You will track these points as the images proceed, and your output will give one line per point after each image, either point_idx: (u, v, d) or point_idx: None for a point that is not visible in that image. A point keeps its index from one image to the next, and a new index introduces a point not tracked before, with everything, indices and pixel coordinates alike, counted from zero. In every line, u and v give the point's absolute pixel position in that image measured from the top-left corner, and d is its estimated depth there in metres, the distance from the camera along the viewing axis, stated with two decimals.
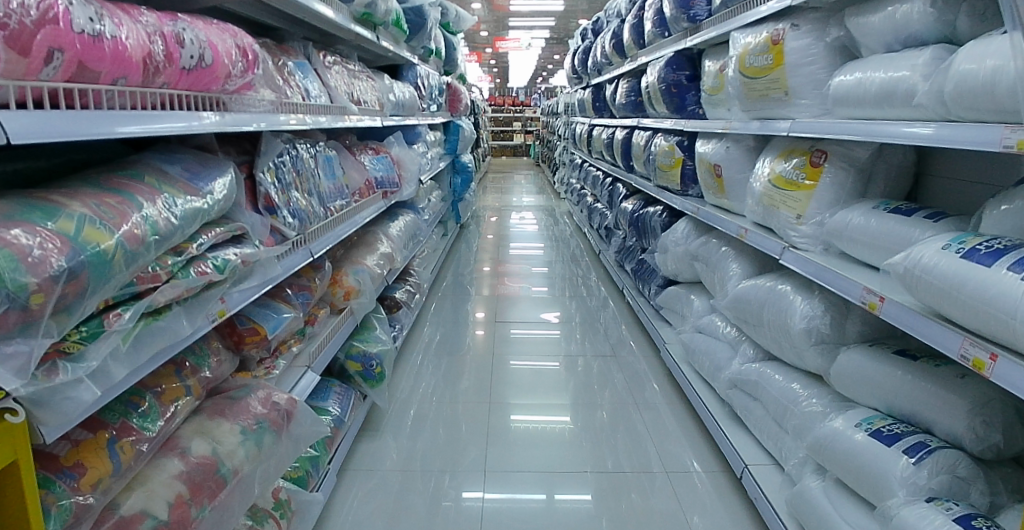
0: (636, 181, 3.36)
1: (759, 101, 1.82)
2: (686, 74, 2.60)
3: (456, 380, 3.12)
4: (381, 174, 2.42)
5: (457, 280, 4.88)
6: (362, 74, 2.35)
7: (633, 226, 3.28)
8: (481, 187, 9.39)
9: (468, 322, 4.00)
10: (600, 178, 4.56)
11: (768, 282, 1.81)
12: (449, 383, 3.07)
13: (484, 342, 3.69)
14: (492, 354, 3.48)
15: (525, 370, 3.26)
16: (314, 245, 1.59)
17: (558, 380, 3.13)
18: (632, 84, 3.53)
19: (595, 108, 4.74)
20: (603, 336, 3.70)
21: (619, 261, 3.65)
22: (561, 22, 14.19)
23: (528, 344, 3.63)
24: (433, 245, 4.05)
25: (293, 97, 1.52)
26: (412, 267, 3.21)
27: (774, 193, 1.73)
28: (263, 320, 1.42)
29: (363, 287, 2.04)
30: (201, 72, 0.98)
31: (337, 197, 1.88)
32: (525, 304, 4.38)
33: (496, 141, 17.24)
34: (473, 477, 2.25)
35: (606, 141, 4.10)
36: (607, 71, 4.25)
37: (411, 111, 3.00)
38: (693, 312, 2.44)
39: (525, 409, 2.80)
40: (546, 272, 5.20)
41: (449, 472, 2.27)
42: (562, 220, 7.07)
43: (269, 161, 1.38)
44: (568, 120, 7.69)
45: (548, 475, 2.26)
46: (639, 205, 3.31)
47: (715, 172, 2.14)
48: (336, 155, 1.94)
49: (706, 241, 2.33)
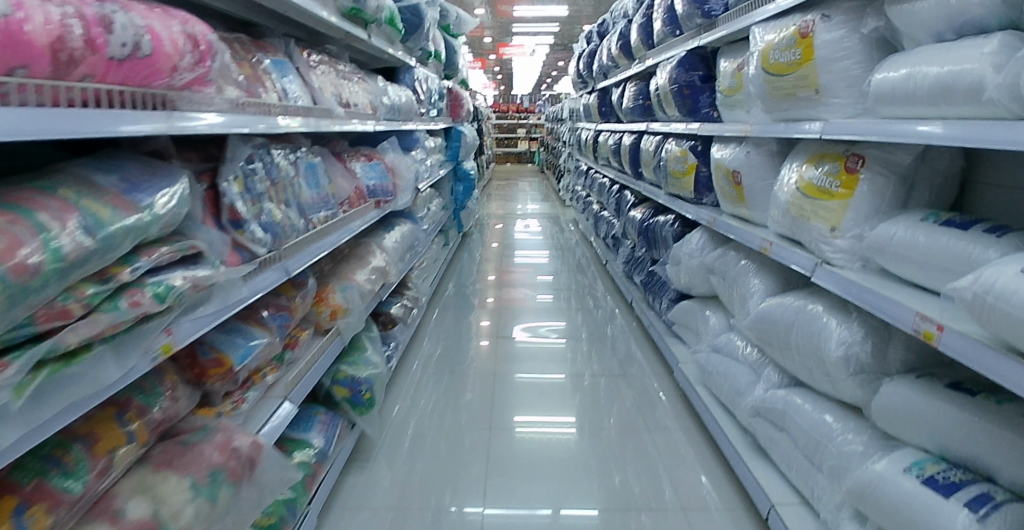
0: (645, 189, 3.18)
1: (784, 100, 1.65)
2: (699, 75, 2.43)
3: (459, 392, 3.00)
4: (374, 182, 2.27)
5: (459, 290, 4.71)
6: (353, 75, 2.20)
7: (642, 236, 3.10)
8: (484, 194, 9.25)
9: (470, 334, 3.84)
10: (607, 185, 4.40)
11: (797, 301, 1.63)
12: (452, 395, 2.96)
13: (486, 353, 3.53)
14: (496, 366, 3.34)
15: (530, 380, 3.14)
16: (292, 262, 1.43)
17: (565, 393, 2.99)
18: (641, 87, 3.37)
19: (601, 112, 4.59)
20: (611, 351, 3.51)
21: (627, 271, 3.48)
22: (565, 28, 14.09)
23: (532, 358, 3.46)
24: (433, 254, 3.90)
25: (267, 97, 1.37)
26: (410, 280, 3.05)
27: (804, 203, 1.55)
28: (230, 349, 1.26)
29: (351, 305, 1.87)
30: (137, 63, 0.82)
31: (322, 208, 1.73)
32: (530, 315, 4.21)
33: (501, 148, 17.13)
34: (474, 490, 2.16)
35: (613, 147, 3.94)
36: (613, 75, 4.10)
37: (407, 115, 2.85)
38: (708, 330, 2.26)
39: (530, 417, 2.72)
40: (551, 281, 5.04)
41: (451, 486, 2.17)
42: (568, 228, 6.90)
43: (237, 168, 1.22)
44: (574, 126, 7.53)
45: (555, 489, 2.16)
46: (648, 213, 3.14)
47: (734, 179, 1.97)
48: (321, 162, 1.78)
49: (723, 254, 2.15)
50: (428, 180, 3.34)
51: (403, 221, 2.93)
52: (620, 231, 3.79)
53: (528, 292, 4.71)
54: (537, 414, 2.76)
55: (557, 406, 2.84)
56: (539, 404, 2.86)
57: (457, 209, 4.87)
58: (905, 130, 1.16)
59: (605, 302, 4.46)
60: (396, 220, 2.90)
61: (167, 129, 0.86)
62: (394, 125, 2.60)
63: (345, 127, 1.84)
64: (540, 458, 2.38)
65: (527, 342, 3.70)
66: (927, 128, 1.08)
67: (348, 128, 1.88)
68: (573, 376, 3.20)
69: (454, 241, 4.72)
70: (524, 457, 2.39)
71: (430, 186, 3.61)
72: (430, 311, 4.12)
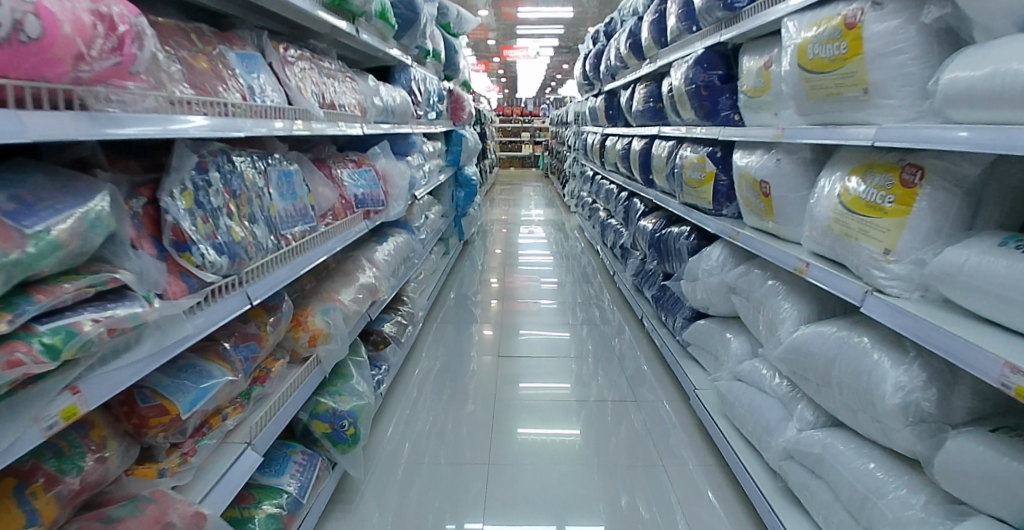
0: (657, 198, 2.98)
1: (827, 102, 1.45)
2: (719, 74, 2.22)
3: (461, 402, 2.88)
4: (363, 190, 2.07)
5: (459, 300, 4.51)
6: (339, 73, 2.02)
7: (653, 248, 2.90)
8: (487, 199, 9.05)
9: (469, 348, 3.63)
10: (614, 192, 4.20)
11: (840, 330, 1.42)
12: (453, 406, 2.83)
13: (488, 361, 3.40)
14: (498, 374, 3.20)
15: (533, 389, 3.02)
16: (258, 286, 1.23)
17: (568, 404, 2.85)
18: (652, 89, 3.17)
19: (608, 116, 4.39)
20: (619, 368, 3.29)
21: (637, 284, 3.27)
22: (570, 31, 13.92)
23: (533, 370, 3.25)
24: (432, 264, 3.70)
25: (228, 97, 1.19)
26: (404, 294, 2.85)
27: (851, 220, 1.34)
28: (177, 393, 1.06)
29: (334, 329, 1.67)
30: (15, 49, 0.62)
31: (299, 222, 1.53)
32: (533, 326, 4.00)
33: (505, 152, 16.95)
34: (475, 505, 2.07)
35: (620, 153, 3.75)
36: (622, 76, 3.90)
37: (402, 118, 2.66)
38: (729, 355, 2.04)
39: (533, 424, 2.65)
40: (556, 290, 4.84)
41: (450, 502, 2.08)
42: (573, 235, 6.69)
43: (183, 180, 1.04)
44: (580, 130, 7.34)
45: (559, 503, 2.08)
46: (660, 223, 2.94)
47: (761, 190, 1.77)
48: (299, 170, 1.59)
49: (746, 272, 1.94)
50: (425, 186, 3.15)
51: (398, 231, 2.74)
52: (628, 242, 3.59)
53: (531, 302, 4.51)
54: (547, 422, 2.66)
55: (563, 419, 2.70)
56: (550, 413, 2.75)
57: (458, 216, 4.67)
58: (953, 135, 1.03)
59: (611, 314, 4.24)
60: (390, 230, 2.70)
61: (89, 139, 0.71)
62: (386, 129, 2.41)
63: (325, 131, 1.66)
64: (544, 489, 2.16)
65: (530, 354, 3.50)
66: (978, 134, 0.96)
67: (328, 132, 1.70)
68: (579, 385, 3.08)
69: (455, 249, 4.52)
70: (530, 470, 2.29)
71: (429, 193, 3.43)
72: (429, 321, 3.92)
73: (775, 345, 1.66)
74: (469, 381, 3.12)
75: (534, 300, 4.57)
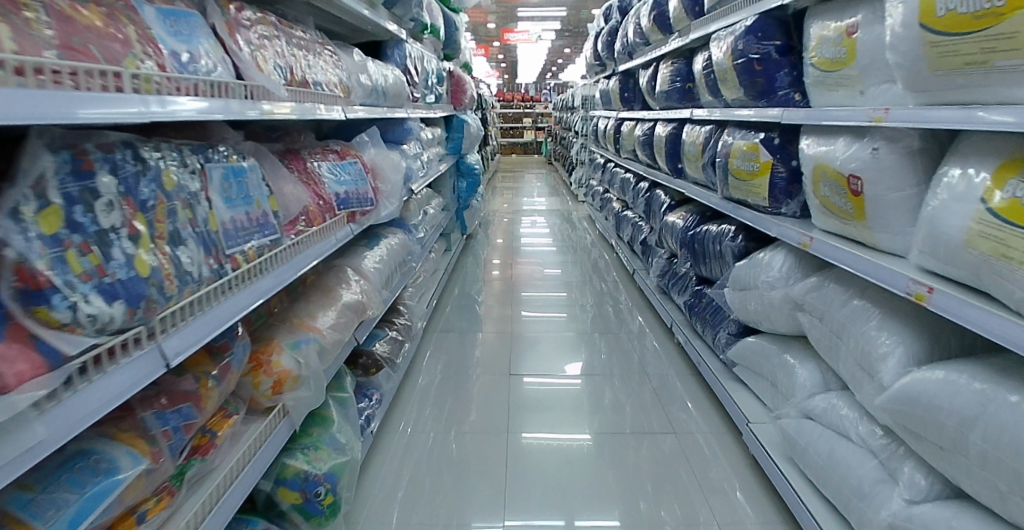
0: (689, 191, 2.60)
1: (962, 73, 1.05)
2: (776, 45, 1.81)
3: (465, 401, 2.71)
4: (347, 188, 1.69)
5: (462, 299, 4.15)
6: (315, 44, 1.65)
7: (686, 249, 2.53)
8: (490, 188, 8.63)
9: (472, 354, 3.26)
10: (631, 181, 3.82)
11: (983, 385, 1.03)
12: (457, 407, 2.65)
13: (492, 359, 3.19)
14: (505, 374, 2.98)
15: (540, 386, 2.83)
16: (180, 338, 0.86)
17: (576, 400, 2.68)
18: (681, 67, 2.78)
19: (623, 99, 3.98)
20: (641, 377, 2.92)
21: (664, 287, 2.90)
22: (573, 12, 13.41)
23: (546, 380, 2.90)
24: (433, 263, 3.33)
25: (132, 66, 0.83)
26: (401, 303, 2.49)
27: (1010, 236, 0.94)
28: (45, 509, 0.69)
29: (305, 370, 1.32)
30: None
31: (256, 235, 1.16)
32: (543, 328, 3.63)
33: (506, 138, 16.48)
34: (485, 506, 1.95)
35: (640, 139, 3.35)
36: (641, 53, 3.50)
37: (395, 101, 2.28)
38: (797, 389, 1.68)
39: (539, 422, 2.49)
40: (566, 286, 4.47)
41: (458, 502, 1.98)
42: (582, 225, 6.29)
43: (40, 190, 0.67)
44: (588, 114, 6.90)
45: (568, 502, 1.96)
46: (693, 219, 2.56)
47: (848, 187, 1.41)
48: (257, 167, 1.22)
49: (822, 289, 1.58)
50: (423, 178, 2.78)
51: (392, 232, 2.36)
52: (652, 238, 3.22)
53: (541, 300, 4.14)
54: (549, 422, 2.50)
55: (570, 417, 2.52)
56: (554, 413, 2.57)
57: (461, 209, 4.29)
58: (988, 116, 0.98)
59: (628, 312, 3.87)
60: (383, 232, 2.33)
61: (41, 117, 0.57)
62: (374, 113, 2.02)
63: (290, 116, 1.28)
64: (551, 490, 2.03)
65: (543, 361, 3.13)
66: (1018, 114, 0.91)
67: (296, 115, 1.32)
68: (590, 381, 2.87)
69: (458, 245, 4.14)
70: (535, 468, 2.16)
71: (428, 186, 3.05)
72: (431, 324, 3.56)
73: (877, 390, 1.29)
74: (474, 386, 2.85)
75: (544, 298, 4.19)
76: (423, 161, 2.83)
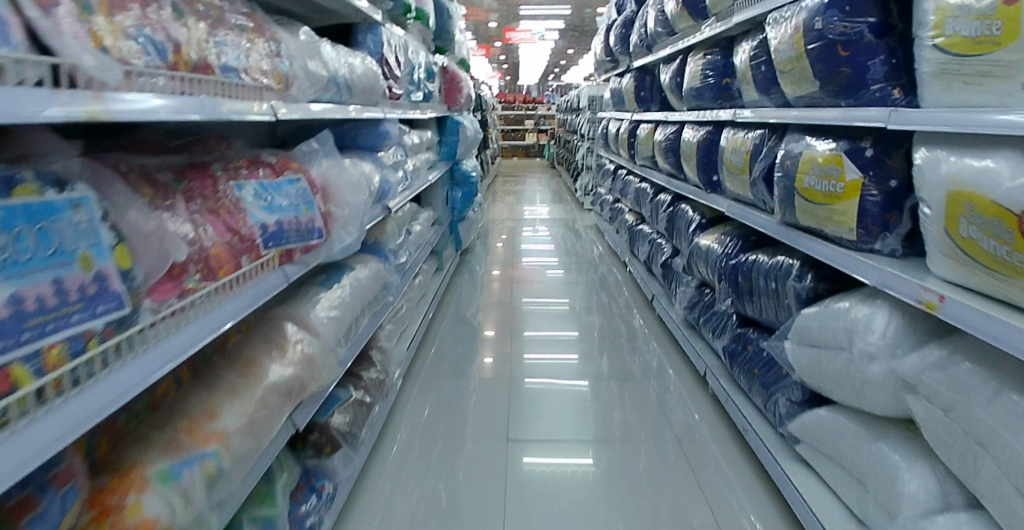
0: (730, 211, 2.11)
1: None
2: (869, 23, 1.34)
3: (461, 419, 2.45)
4: (288, 216, 1.21)
5: (455, 322, 3.66)
6: (237, 16, 1.17)
7: (727, 282, 2.03)
8: (489, 194, 8.13)
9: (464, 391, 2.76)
10: (649, 192, 3.34)
11: None
12: (452, 425, 2.40)
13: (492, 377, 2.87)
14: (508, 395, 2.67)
15: (544, 405, 2.57)
16: (25, 441, 0.56)
17: (581, 421, 2.43)
18: (716, 59, 2.30)
19: (637, 99, 3.50)
20: (662, 421, 2.42)
21: (693, 322, 2.42)
22: (576, 12, 12.93)
23: (547, 425, 2.40)
24: (421, 286, 2.84)
25: None
26: (372, 348, 2.00)
27: None
28: None
29: (184, 514, 0.84)
30: None
31: (77, 315, 0.66)
32: (546, 357, 3.12)
33: (507, 140, 15.99)
34: None
35: (660, 144, 2.86)
36: (662, 45, 3.03)
37: (365, 97, 1.81)
38: (904, 499, 1.20)
39: (544, 447, 2.23)
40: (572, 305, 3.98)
41: None
42: (588, 235, 5.79)
43: None
44: (595, 116, 6.43)
45: None
46: (736, 245, 2.07)
47: (1012, 226, 0.92)
48: (85, 201, 0.72)
49: (948, 367, 1.09)
50: (405, 192, 2.30)
51: (360, 261, 1.87)
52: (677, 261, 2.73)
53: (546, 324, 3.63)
54: (553, 445, 2.24)
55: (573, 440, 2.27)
56: (557, 435, 2.31)
57: (456, 221, 3.79)
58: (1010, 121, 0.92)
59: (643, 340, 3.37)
60: (350, 262, 1.84)
61: None
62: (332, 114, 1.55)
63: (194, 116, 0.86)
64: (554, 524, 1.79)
65: (545, 398, 2.63)
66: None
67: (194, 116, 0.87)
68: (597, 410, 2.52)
69: (452, 263, 3.66)
70: (534, 495, 1.93)
71: (412, 200, 2.57)
72: (420, 351, 3.07)
73: None
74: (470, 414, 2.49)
75: (547, 319, 3.70)
76: (405, 171, 2.35)
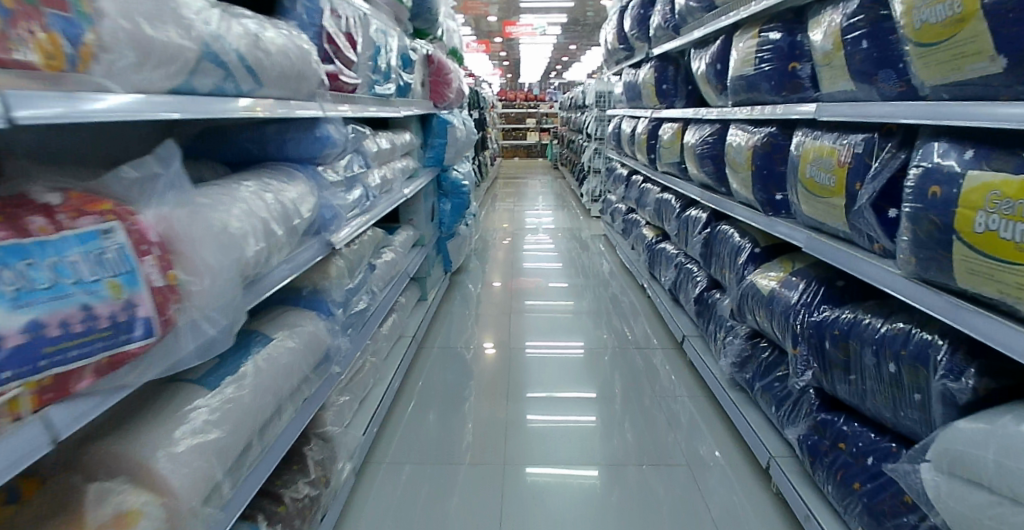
0: (811, 248, 1.51)
1: None
2: None
3: (455, 433, 2.23)
4: (78, 311, 0.61)
5: (444, 350, 3.05)
6: None
7: (809, 350, 1.44)
8: (487, 199, 7.51)
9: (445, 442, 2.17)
10: (674, 204, 2.76)
11: None
12: (446, 437, 2.20)
13: (486, 415, 2.38)
14: (506, 405, 2.47)
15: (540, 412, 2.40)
16: None
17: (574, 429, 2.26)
18: (778, 36, 1.70)
19: (658, 92, 2.92)
20: (703, 503, 1.82)
21: (747, 385, 1.83)
22: (579, 7, 12.35)
23: (552, 448, 2.13)
24: (394, 326, 2.26)
25: None
26: (307, 441, 1.42)
27: None
28: None
29: None
30: None
31: None
32: (548, 399, 2.52)
33: (508, 139, 15.37)
34: None
35: (693, 148, 2.27)
36: (690, 28, 2.46)
37: (284, 86, 1.22)
38: None
39: (546, 455, 2.09)
40: (580, 328, 3.38)
41: None
42: (595, 245, 5.18)
43: None
44: (603, 114, 5.87)
45: None
46: (814, 293, 1.48)
47: None
48: None
49: None
50: (364, 215, 1.72)
51: (274, 325, 1.28)
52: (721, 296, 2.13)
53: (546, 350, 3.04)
54: (555, 457, 2.08)
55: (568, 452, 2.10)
56: (557, 445, 2.15)
57: (445, 238, 3.20)
58: None
59: (665, 373, 2.77)
60: (259, 328, 1.24)
61: None
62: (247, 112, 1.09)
63: (36, 118, 0.58)
64: None
65: (548, 445, 2.16)
66: None
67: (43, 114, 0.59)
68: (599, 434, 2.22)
69: (439, 286, 3.07)
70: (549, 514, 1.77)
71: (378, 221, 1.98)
72: (398, 397, 2.47)
73: None
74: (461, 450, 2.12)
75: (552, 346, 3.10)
76: (365, 187, 1.77)
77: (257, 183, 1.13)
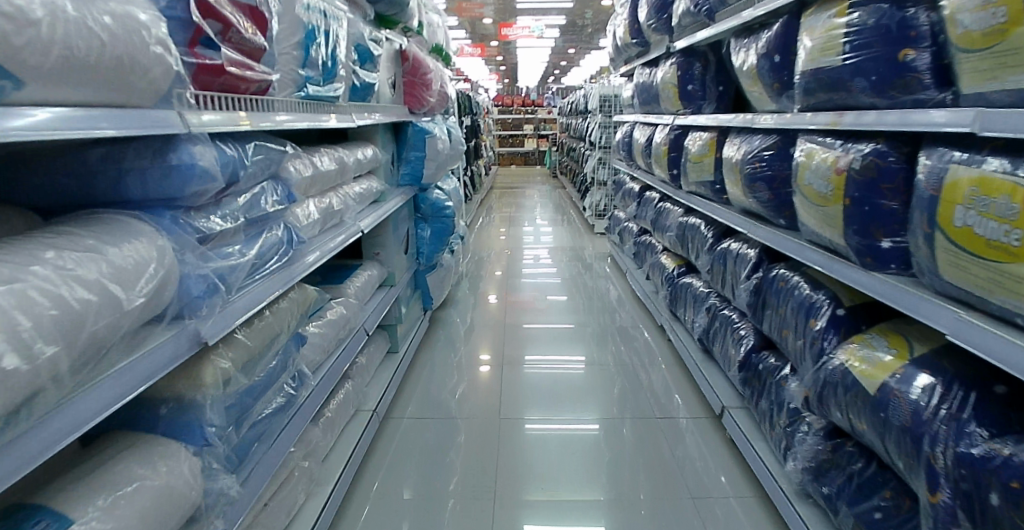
0: (948, 330, 0.98)
1: None
2: None
3: (438, 488, 1.88)
4: None
5: (422, 393, 2.52)
6: None
7: (958, 500, 0.89)
8: (480, 211, 6.95)
9: (423, 509, 1.79)
10: (704, 230, 2.22)
11: None
12: (426, 495, 1.85)
13: (474, 467, 2.00)
14: (497, 449, 2.11)
15: (535, 458, 2.05)
16: None
17: (575, 472, 1.96)
18: (877, 13, 1.17)
19: (681, 95, 2.41)
20: None
21: (829, 505, 1.28)
22: (580, 9, 11.89)
23: (551, 500, 1.81)
24: (344, 401, 1.71)
25: None
26: None
27: None
28: None
29: None
30: None
31: None
32: (549, 478, 1.94)
33: (506, 146, 14.87)
34: None
35: (737, 166, 1.73)
36: (727, 12, 1.95)
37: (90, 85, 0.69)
38: None
39: (547, 512, 1.76)
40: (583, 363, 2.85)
41: None
42: (600, 266, 4.63)
43: None
44: (608, 121, 5.36)
45: None
46: (960, 403, 0.94)
47: None
48: None
49: None
50: (282, 276, 1.17)
51: (81, 493, 0.71)
52: (783, 365, 1.56)
53: (545, 396, 2.51)
54: (556, 510, 1.77)
55: (569, 499, 1.82)
56: (560, 494, 1.84)
57: (423, 270, 2.67)
58: None
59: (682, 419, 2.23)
60: (50, 505, 0.68)
61: None
62: (26, 136, 0.57)
63: None
64: None
65: (547, 497, 1.83)
66: None
67: None
68: (608, 487, 1.87)
69: (415, 329, 2.53)
70: None
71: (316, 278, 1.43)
72: (358, 474, 1.93)
73: None
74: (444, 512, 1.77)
75: (552, 388, 2.58)
76: (285, 234, 1.23)
77: (0, 265, 0.58)
